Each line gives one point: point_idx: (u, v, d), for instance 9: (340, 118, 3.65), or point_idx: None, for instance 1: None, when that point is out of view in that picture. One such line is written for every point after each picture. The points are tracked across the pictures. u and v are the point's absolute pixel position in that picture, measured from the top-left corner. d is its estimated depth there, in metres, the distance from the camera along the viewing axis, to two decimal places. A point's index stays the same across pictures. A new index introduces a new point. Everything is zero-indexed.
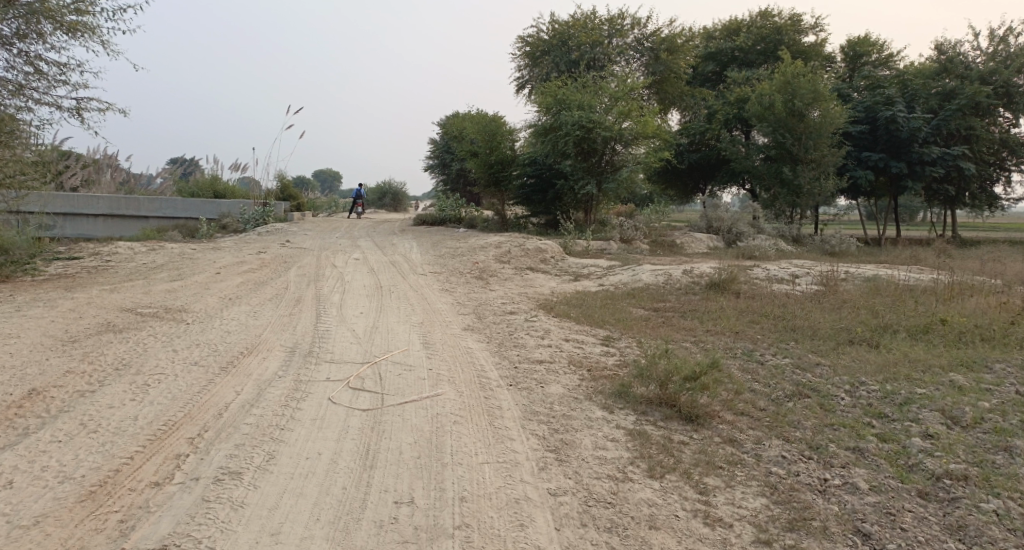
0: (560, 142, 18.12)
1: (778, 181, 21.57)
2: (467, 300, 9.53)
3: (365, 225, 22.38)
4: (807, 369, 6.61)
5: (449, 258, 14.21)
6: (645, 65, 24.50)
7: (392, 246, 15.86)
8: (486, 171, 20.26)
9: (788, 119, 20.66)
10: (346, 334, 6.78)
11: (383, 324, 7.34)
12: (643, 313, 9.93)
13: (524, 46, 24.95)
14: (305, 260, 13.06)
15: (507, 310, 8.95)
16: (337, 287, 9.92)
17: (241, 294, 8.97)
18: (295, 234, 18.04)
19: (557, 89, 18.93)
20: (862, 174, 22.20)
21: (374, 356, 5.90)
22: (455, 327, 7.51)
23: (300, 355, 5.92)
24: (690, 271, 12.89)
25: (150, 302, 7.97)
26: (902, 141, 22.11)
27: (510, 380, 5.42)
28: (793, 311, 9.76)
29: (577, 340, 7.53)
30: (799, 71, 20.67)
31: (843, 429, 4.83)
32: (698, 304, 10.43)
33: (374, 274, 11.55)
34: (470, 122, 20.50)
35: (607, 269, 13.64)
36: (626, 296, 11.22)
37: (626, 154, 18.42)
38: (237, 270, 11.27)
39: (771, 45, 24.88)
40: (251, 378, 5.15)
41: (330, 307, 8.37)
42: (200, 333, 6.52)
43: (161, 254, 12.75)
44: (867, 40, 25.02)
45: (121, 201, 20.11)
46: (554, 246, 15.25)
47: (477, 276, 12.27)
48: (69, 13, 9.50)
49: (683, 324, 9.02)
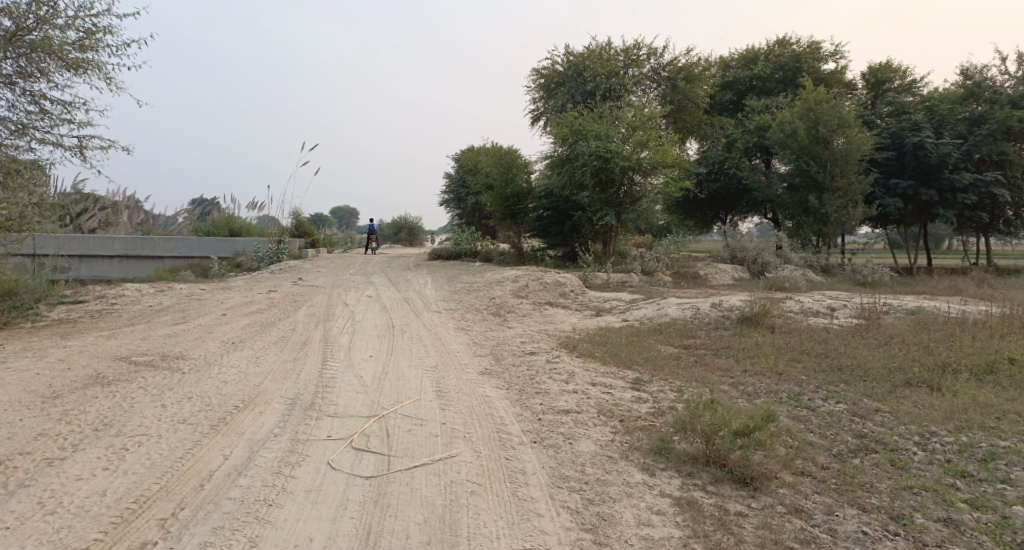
0: (577, 173, 17.69)
1: (803, 209, 20.93)
2: (484, 339, 8.94)
3: (379, 260, 21.99)
4: (866, 417, 5.91)
5: (464, 293, 13.67)
6: (662, 95, 24.18)
7: (406, 282, 15.39)
8: (502, 204, 19.86)
9: (812, 146, 20.09)
10: (353, 382, 6.20)
11: (394, 370, 6.76)
12: (673, 351, 9.28)
13: (539, 78, 24.77)
14: (317, 299, 12.57)
15: (528, 350, 8.34)
16: (347, 328, 9.40)
17: (245, 337, 8.45)
18: (308, 271, 17.67)
19: (573, 120, 18.56)
20: (890, 201, 21.51)
21: (382, 407, 5.30)
22: (472, 371, 6.91)
23: (300, 408, 5.35)
24: (719, 304, 12.24)
25: (147, 348, 7.47)
26: (932, 167, 21.40)
27: (534, 435, 4.79)
28: (835, 347, 9.06)
29: (603, 383, 6.90)
30: (822, 98, 20.19)
31: (926, 493, 4.14)
32: (730, 341, 9.76)
33: (387, 312, 11.02)
34: (485, 155, 20.17)
35: (630, 303, 13.01)
36: (653, 332, 10.59)
37: (646, 184, 17.92)
38: (243, 311, 10.77)
39: (790, 73, 24.47)
40: (242, 438, 4.57)
41: (338, 350, 7.81)
42: (195, 384, 5.98)
43: (169, 296, 12.32)
44: (889, 65, 24.55)
45: (137, 241, 19.90)
46: (574, 280, 14.67)
47: (495, 312, 11.70)
48: (73, 50, 9.26)
49: (717, 363, 8.35)
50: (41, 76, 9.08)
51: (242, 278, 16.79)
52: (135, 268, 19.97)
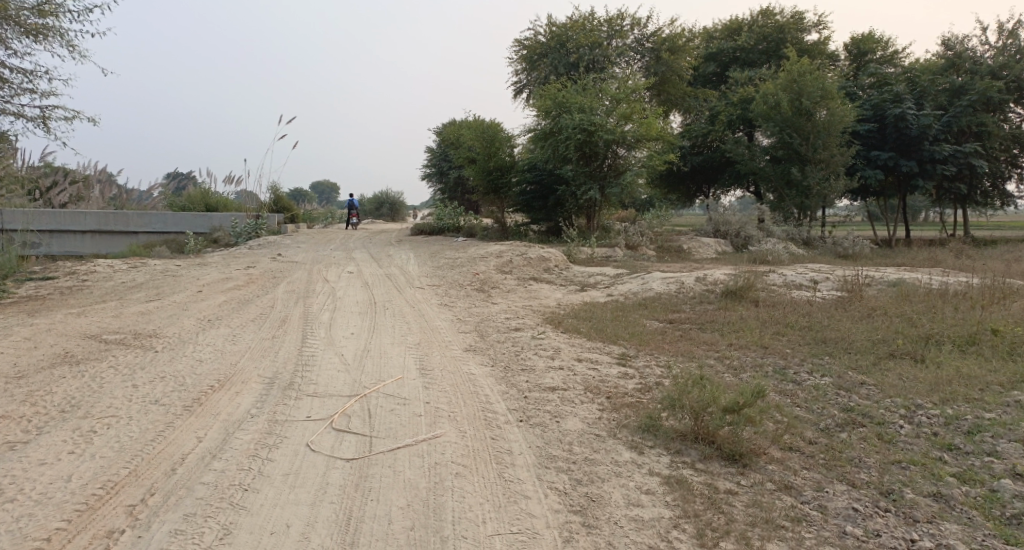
0: (561, 146, 17.46)
1: (786, 183, 20.91)
2: (467, 315, 8.80)
3: (361, 235, 21.68)
4: (852, 390, 5.86)
5: (447, 269, 13.49)
6: (646, 67, 23.91)
7: (388, 258, 15.17)
8: (485, 178, 19.61)
9: (796, 119, 20.01)
10: (334, 360, 6.03)
11: (376, 347, 6.61)
12: (658, 325, 9.20)
13: (522, 49, 24.34)
14: (296, 275, 12.32)
15: (512, 326, 8.21)
16: (327, 305, 9.19)
17: (222, 315, 8.22)
18: (288, 247, 17.36)
19: (556, 92, 18.27)
20: (872, 174, 21.56)
21: (364, 387, 5.16)
22: (456, 348, 6.78)
23: (279, 388, 5.17)
24: (703, 278, 12.18)
25: (120, 326, 7.24)
26: (912, 139, 21.42)
27: (520, 414, 4.67)
28: (819, 320, 9.05)
29: (589, 359, 6.80)
30: (805, 69, 20.06)
31: (914, 467, 4.09)
32: (715, 315, 9.72)
33: (368, 288, 10.82)
34: (468, 128, 19.85)
35: (614, 277, 12.92)
36: (637, 306, 10.51)
37: (630, 157, 17.75)
38: (220, 287, 10.51)
39: (774, 44, 24.29)
40: (218, 420, 4.40)
41: (318, 327, 7.62)
42: (168, 363, 5.78)
43: (143, 272, 12.00)
44: (872, 37, 24.46)
45: (110, 216, 19.39)
46: (558, 254, 14.53)
47: (478, 288, 11.55)
48: (31, 16, 8.83)
49: (703, 337, 8.30)
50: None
51: (220, 254, 16.45)
52: (109, 245, 19.51)
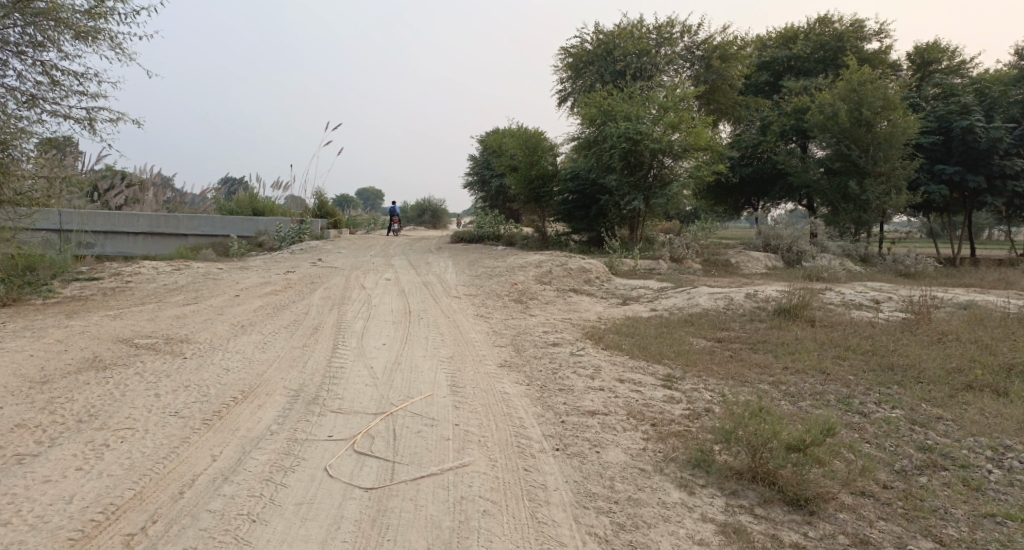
0: (606, 154, 17.04)
1: (842, 196, 20.04)
2: (505, 328, 8.46)
3: (402, 242, 21.61)
4: (928, 426, 5.35)
5: (486, 278, 13.20)
6: (695, 75, 23.27)
7: (427, 265, 14.98)
8: (527, 186, 19.31)
9: (854, 130, 19.16)
10: (362, 373, 5.75)
11: (408, 360, 6.32)
12: (705, 344, 8.73)
13: (567, 57, 24.00)
14: (334, 281, 12.20)
15: (550, 341, 7.86)
16: (362, 313, 8.97)
17: (255, 320, 8.06)
18: (329, 252, 17.35)
19: (602, 100, 17.86)
20: (936, 190, 20.52)
21: (392, 404, 4.85)
22: (491, 364, 6.44)
23: (303, 402, 4.90)
24: (754, 294, 11.62)
25: (152, 330, 7.11)
26: (981, 153, 20.27)
27: (557, 442, 4.30)
28: (883, 345, 8.43)
29: (632, 380, 6.39)
30: (866, 79, 19.20)
31: (1011, 524, 3.61)
32: (767, 335, 9.17)
33: (405, 296, 10.60)
34: (510, 136, 19.58)
35: (659, 291, 12.44)
36: (683, 322, 10.03)
37: (678, 167, 17.22)
38: (257, 292, 10.42)
39: (831, 53, 23.41)
40: (236, 436, 4.15)
41: (350, 337, 7.37)
42: (194, 370, 5.58)
43: (184, 274, 12.02)
44: (937, 46, 23.38)
45: (160, 218, 19.73)
46: (600, 266, 14.11)
47: (516, 298, 11.22)
48: (81, 18, 8.88)
49: (754, 359, 7.80)
50: (50, 45, 8.73)
51: (262, 258, 16.54)
52: (158, 246, 19.84)
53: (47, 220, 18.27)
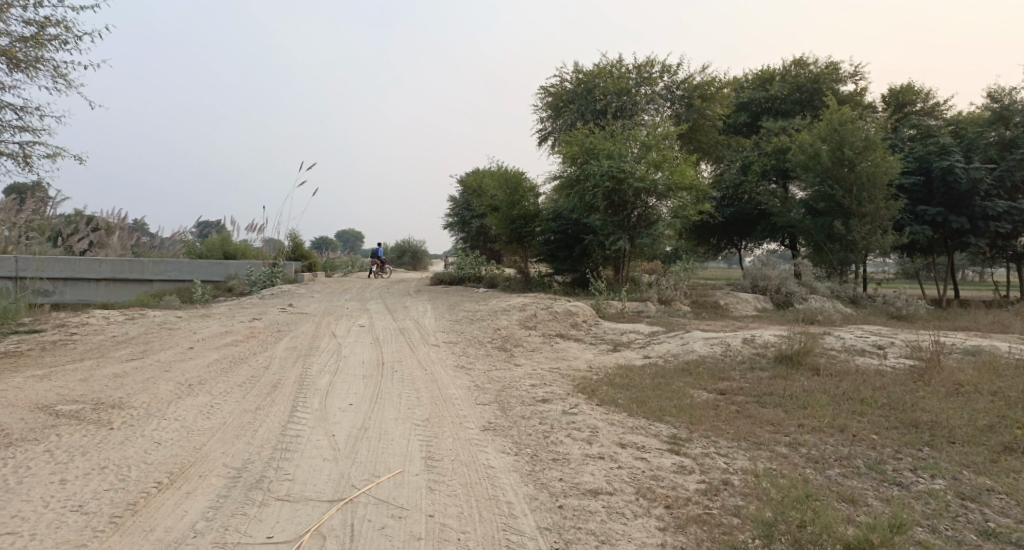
0: (587, 194, 16.51)
1: (828, 236, 19.68)
2: (488, 381, 7.63)
3: (379, 285, 20.77)
4: (979, 500, 4.60)
5: (466, 323, 12.38)
6: (676, 114, 23.03)
7: (404, 309, 14.17)
8: (507, 226, 18.70)
9: (837, 170, 18.89)
10: (321, 445, 4.88)
11: (376, 425, 5.46)
12: (706, 396, 7.98)
13: (547, 96, 23.72)
14: (303, 329, 11.33)
15: (539, 395, 7.05)
16: (329, 366, 8.08)
17: (206, 377, 7.15)
18: (301, 296, 16.45)
19: (584, 139, 17.43)
20: (921, 230, 20.25)
21: (352, 487, 4.01)
22: (473, 428, 5.60)
23: (244, 485, 4.05)
24: (750, 339, 10.94)
25: (81, 394, 6.20)
26: (963, 193, 20.13)
27: (555, 539, 3.52)
28: (899, 398, 7.74)
29: (635, 445, 5.59)
30: (847, 118, 19.04)
31: None
32: (772, 386, 8.46)
33: (378, 345, 9.76)
34: (490, 175, 19.01)
35: (650, 336, 11.73)
36: (680, 371, 9.30)
37: (662, 207, 16.72)
38: (215, 342, 9.51)
39: (808, 94, 23.41)
40: (149, 542, 3.31)
41: (313, 395, 6.49)
42: (114, 446, 4.68)
43: (138, 324, 11.06)
44: (912, 88, 23.63)
45: (124, 263, 18.73)
46: (586, 309, 13.39)
47: (499, 346, 10.42)
48: (18, 46, 8.12)
49: (763, 414, 7.06)
50: None
51: (228, 303, 15.60)
52: (122, 292, 18.79)
53: (2, 268, 17.12)
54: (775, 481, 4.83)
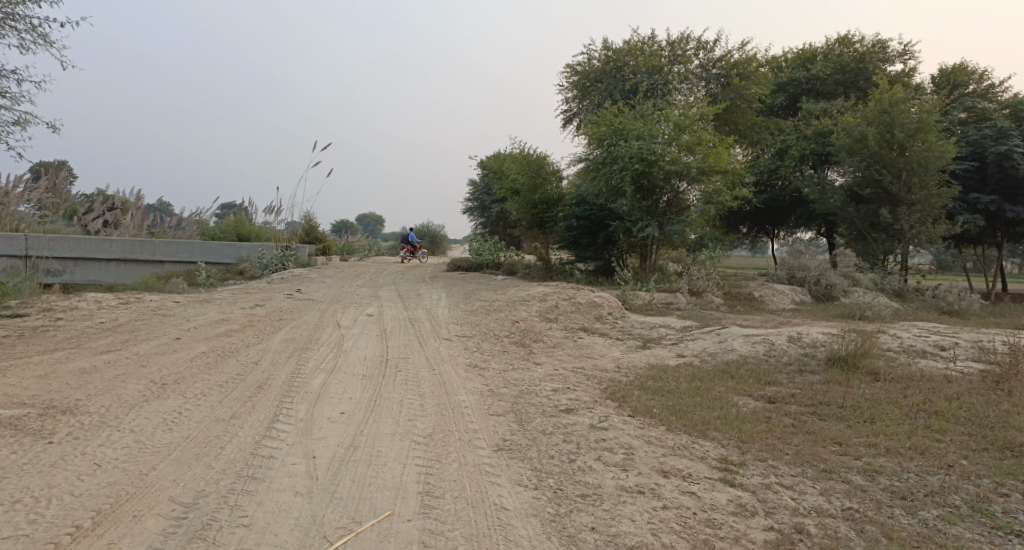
0: (615, 177, 15.41)
1: (871, 224, 18.36)
2: (504, 385, 6.66)
3: (394, 270, 19.89)
4: None
5: (482, 314, 11.40)
6: (711, 94, 21.72)
7: (417, 297, 13.25)
8: (529, 211, 17.64)
9: (885, 154, 17.54)
10: (297, 470, 3.94)
11: (369, 443, 4.52)
12: (753, 406, 6.97)
13: (573, 76, 22.56)
14: (306, 318, 10.46)
15: (562, 404, 6.09)
16: (326, 363, 7.15)
17: (184, 375, 6.25)
18: (311, 282, 15.65)
19: (612, 118, 16.30)
20: (971, 219, 18.87)
21: (324, 540, 3.16)
22: (484, 449, 4.64)
23: (186, 534, 3.18)
24: (796, 338, 9.86)
25: (32, 395, 5.34)
26: (1019, 181, 18.68)
27: None
28: (981, 413, 6.68)
29: (679, 473, 4.61)
30: (897, 99, 17.65)
31: None
32: (827, 393, 7.41)
33: (384, 339, 8.84)
34: (512, 157, 17.95)
35: (683, 331, 10.69)
36: (720, 374, 8.26)
37: (692, 192, 15.63)
38: (207, 332, 8.65)
39: (851, 75, 21.97)
40: None
41: (300, 400, 5.56)
42: (40, 471, 3.79)
43: (130, 309, 10.26)
44: (965, 68, 22.06)
45: (133, 243, 18.02)
46: (612, 300, 12.36)
47: (518, 341, 9.45)
48: None
49: (825, 431, 6.03)
50: None
51: (233, 288, 14.80)
52: (131, 273, 18.10)
53: (11, 245, 16.39)
54: (864, 536, 3.93)
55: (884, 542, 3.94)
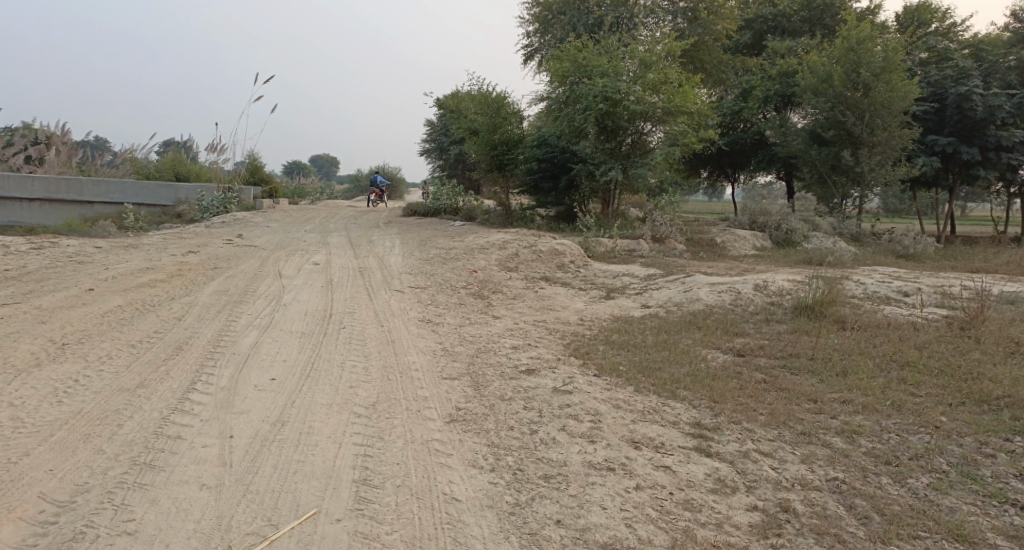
0: (577, 117, 14.68)
1: (832, 168, 18.09)
2: (459, 343, 6.08)
3: (346, 214, 18.92)
4: None
5: (438, 263, 10.73)
6: (677, 29, 20.89)
7: (368, 244, 12.48)
8: (488, 153, 16.78)
9: (849, 95, 17.15)
10: (207, 455, 3.35)
11: (299, 418, 3.90)
12: (723, 360, 6.57)
13: (534, 8, 21.41)
14: (246, 266, 9.64)
15: (523, 364, 5.55)
16: (261, 318, 6.44)
17: (92, 334, 5.50)
18: (255, 226, 14.67)
19: (575, 53, 15.41)
20: (928, 162, 18.78)
21: None
22: (434, 422, 4.07)
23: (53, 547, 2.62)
24: (763, 285, 9.48)
25: None
26: (976, 124, 18.57)
27: None
28: (954, 363, 6.40)
29: (651, 443, 4.13)
30: (864, 37, 17.17)
31: None
32: (796, 344, 7.07)
33: (329, 290, 8.10)
34: (470, 95, 16.98)
35: (647, 280, 10.24)
36: (688, 325, 7.84)
37: (656, 134, 15.01)
38: (131, 282, 7.81)
39: (817, 13, 21.37)
40: None
41: (225, 364, 4.88)
42: None
43: (45, 256, 9.28)
44: (929, 7, 21.66)
45: (60, 182, 16.61)
46: (574, 247, 11.82)
47: (475, 292, 8.86)
48: None
49: (800, 388, 5.64)
50: None
51: (168, 232, 13.71)
52: (57, 214, 16.75)
53: None
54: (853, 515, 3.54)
55: (875, 520, 3.56)
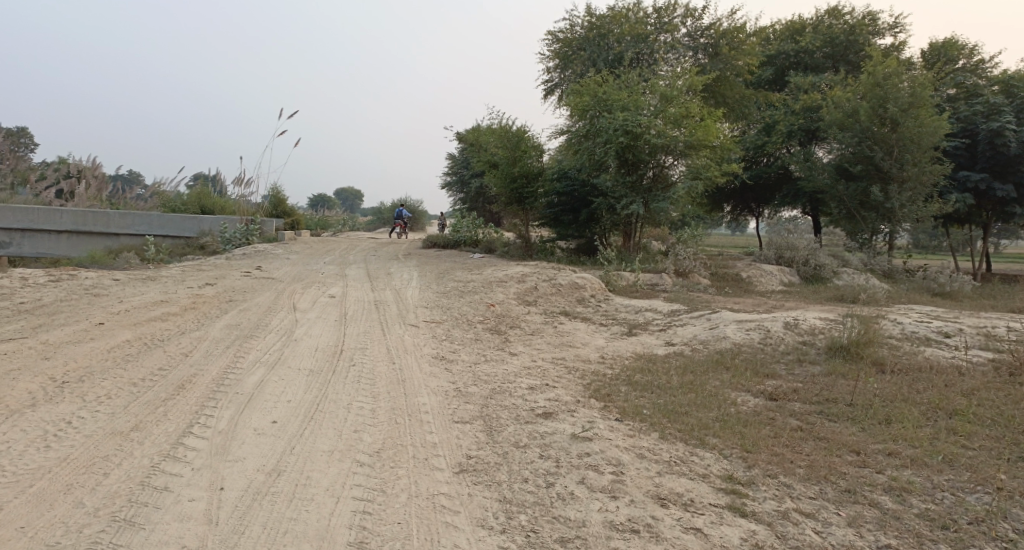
0: (598, 151, 14.51)
1: (861, 203, 17.64)
2: (473, 382, 5.77)
3: (366, 247, 18.84)
4: None
5: (455, 297, 10.47)
6: (699, 64, 20.78)
7: (386, 277, 12.29)
8: (508, 186, 16.64)
9: (877, 129, 16.79)
10: (193, 511, 3.09)
11: (297, 467, 3.63)
12: (754, 404, 6.17)
13: (555, 44, 21.47)
14: (261, 299, 9.48)
15: (540, 406, 5.22)
16: (269, 354, 6.20)
17: (94, 371, 5.30)
18: (274, 258, 14.59)
19: (595, 88, 15.31)
20: (960, 198, 18.27)
21: None
22: (443, 472, 3.77)
23: None
24: (793, 323, 9.06)
25: None
26: (1009, 159, 18.06)
27: None
28: (1005, 413, 5.93)
29: (679, 499, 3.78)
30: (891, 71, 16.89)
31: None
32: (832, 388, 6.65)
33: (342, 325, 7.87)
34: (490, 129, 16.92)
35: (671, 316, 9.87)
36: (716, 365, 7.45)
37: (678, 167, 14.75)
38: (141, 315, 7.67)
39: (840, 48, 21.18)
40: None
41: (227, 405, 4.63)
42: None
43: (61, 288, 9.21)
44: (956, 43, 21.33)
45: (86, 214, 16.76)
46: (595, 281, 11.51)
47: (492, 328, 8.56)
48: None
49: (840, 437, 5.23)
50: None
51: (186, 264, 13.67)
52: (82, 246, 16.86)
53: None
54: None
55: None
